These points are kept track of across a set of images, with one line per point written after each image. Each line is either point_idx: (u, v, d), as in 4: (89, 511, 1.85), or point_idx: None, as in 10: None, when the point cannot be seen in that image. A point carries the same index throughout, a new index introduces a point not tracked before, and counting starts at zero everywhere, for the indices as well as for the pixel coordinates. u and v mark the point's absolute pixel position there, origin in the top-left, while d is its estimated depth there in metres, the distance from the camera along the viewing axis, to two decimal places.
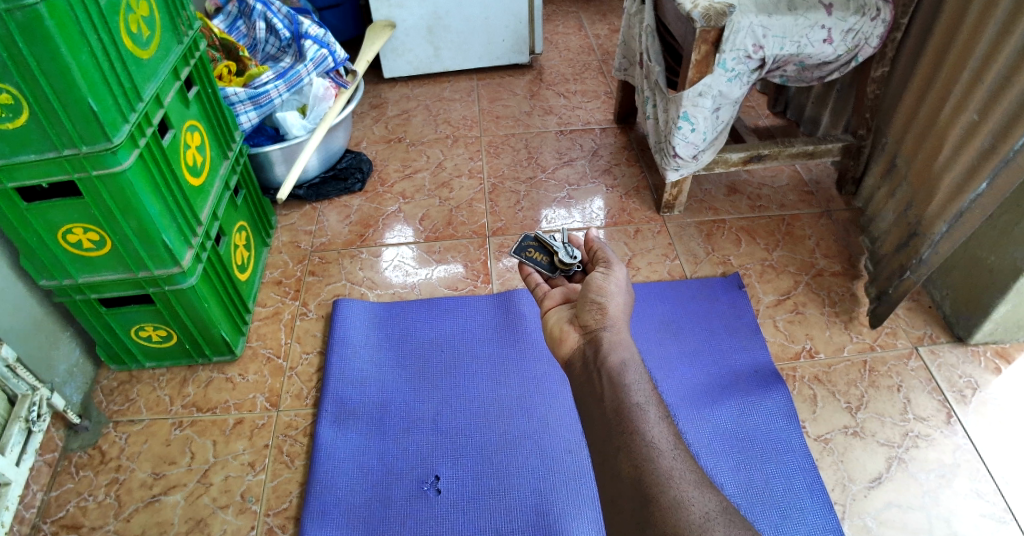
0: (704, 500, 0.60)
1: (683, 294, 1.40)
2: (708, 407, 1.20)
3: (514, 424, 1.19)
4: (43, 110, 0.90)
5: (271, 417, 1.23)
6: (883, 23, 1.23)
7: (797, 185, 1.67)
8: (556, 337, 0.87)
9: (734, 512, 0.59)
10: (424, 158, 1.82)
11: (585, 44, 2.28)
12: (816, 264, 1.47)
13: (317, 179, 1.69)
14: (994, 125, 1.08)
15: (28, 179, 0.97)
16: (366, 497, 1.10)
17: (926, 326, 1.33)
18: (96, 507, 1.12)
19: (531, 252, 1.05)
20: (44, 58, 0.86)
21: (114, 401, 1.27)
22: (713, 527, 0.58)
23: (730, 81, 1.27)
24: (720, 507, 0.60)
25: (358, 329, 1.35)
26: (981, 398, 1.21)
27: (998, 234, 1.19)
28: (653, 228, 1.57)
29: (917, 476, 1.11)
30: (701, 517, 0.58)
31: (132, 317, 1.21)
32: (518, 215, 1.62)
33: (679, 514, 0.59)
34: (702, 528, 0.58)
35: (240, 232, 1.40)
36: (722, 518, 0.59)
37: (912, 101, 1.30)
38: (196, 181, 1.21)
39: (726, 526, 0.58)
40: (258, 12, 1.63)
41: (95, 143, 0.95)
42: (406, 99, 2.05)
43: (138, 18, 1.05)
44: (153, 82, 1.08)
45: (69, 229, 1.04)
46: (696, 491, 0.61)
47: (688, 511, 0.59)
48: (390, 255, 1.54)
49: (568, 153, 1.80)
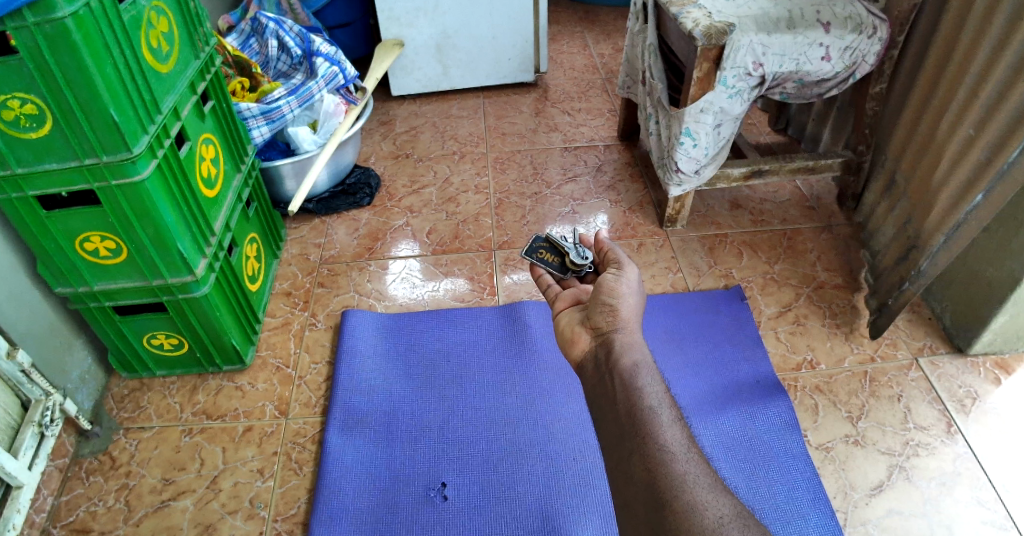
0: (718, 505, 0.62)
1: (686, 307, 1.42)
2: (712, 415, 1.22)
3: (520, 432, 1.20)
4: (67, 120, 0.93)
5: (280, 425, 1.25)
6: (880, 41, 1.27)
7: (798, 200, 1.70)
8: (569, 338, 0.89)
9: (748, 517, 0.61)
10: (431, 173, 1.85)
11: (590, 63, 2.33)
12: (817, 277, 1.49)
13: (326, 194, 1.73)
14: (989, 139, 1.10)
15: (48, 186, 1.00)
16: (372, 503, 1.12)
17: (926, 337, 1.35)
18: (106, 512, 1.13)
19: (542, 253, 1.08)
20: (70, 69, 0.89)
21: (125, 408, 1.29)
22: (727, 531, 0.59)
23: (731, 98, 1.30)
24: (735, 512, 0.61)
25: (367, 339, 1.37)
26: (981, 408, 1.22)
27: (995, 246, 1.21)
28: (657, 242, 1.60)
29: (918, 484, 1.12)
30: (715, 522, 0.60)
31: (145, 324, 1.24)
32: (524, 229, 1.65)
33: (693, 519, 0.60)
34: (717, 531, 0.59)
35: (251, 243, 1.43)
36: (736, 522, 0.60)
37: (910, 116, 1.34)
38: (210, 192, 1.25)
39: (741, 530, 0.59)
40: (272, 30, 1.68)
41: (116, 152, 0.98)
42: (414, 116, 2.09)
43: (159, 33, 1.09)
44: (171, 95, 1.12)
45: (87, 236, 1.07)
46: (710, 496, 0.63)
47: (704, 515, 0.61)
48: (397, 267, 1.56)
49: (573, 169, 1.84)
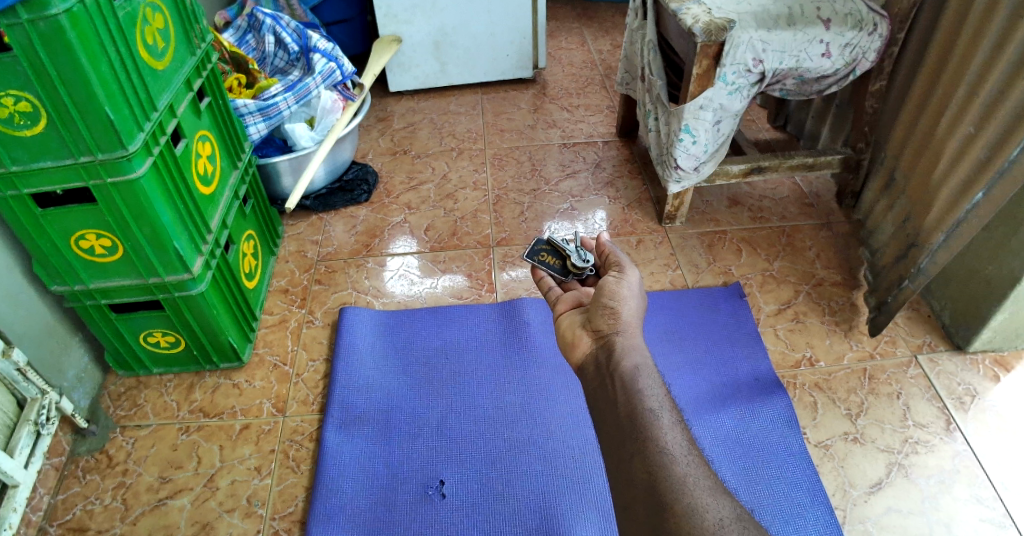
0: (718, 507, 0.61)
1: (685, 304, 1.42)
2: (711, 413, 1.21)
3: (519, 430, 1.20)
4: (62, 118, 0.93)
5: (278, 423, 1.24)
6: (880, 38, 1.26)
7: (797, 197, 1.70)
8: (569, 341, 0.88)
9: (748, 520, 0.61)
10: (429, 170, 1.84)
11: (588, 59, 2.32)
12: (816, 274, 1.49)
13: (323, 191, 1.72)
14: (990, 137, 1.10)
15: (44, 185, 0.99)
16: (370, 501, 1.11)
17: (926, 335, 1.35)
18: (103, 510, 1.13)
19: (544, 256, 1.08)
20: (65, 67, 0.88)
21: (121, 406, 1.28)
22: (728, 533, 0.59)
23: (730, 95, 1.30)
24: (734, 514, 0.61)
25: (365, 336, 1.36)
26: (980, 405, 1.22)
27: (995, 244, 1.20)
28: (656, 239, 1.59)
29: (917, 481, 1.12)
30: (715, 523, 0.60)
31: (142, 322, 1.23)
32: (522, 226, 1.64)
33: (694, 521, 0.60)
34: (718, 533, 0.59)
35: (248, 240, 1.42)
36: (736, 525, 0.60)
37: (910, 114, 1.33)
38: (207, 190, 1.24)
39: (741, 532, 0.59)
40: (268, 26, 1.67)
41: (112, 150, 0.97)
42: (412, 112, 2.08)
43: (154, 30, 1.08)
44: (167, 93, 1.11)
45: (83, 234, 1.07)
46: (710, 498, 0.62)
47: (704, 517, 0.60)
48: (395, 264, 1.56)
49: (572, 165, 1.83)
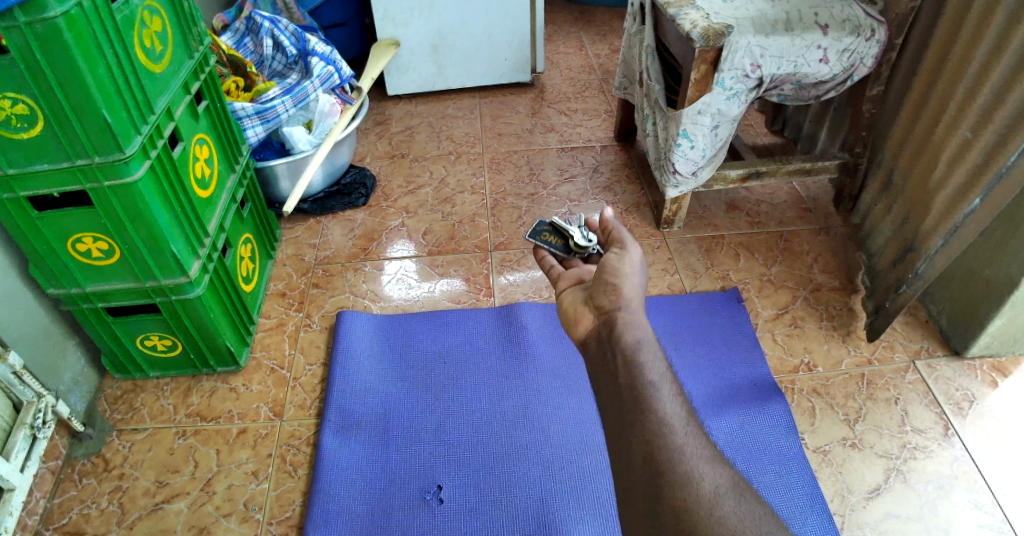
0: (715, 475, 0.61)
1: (683, 308, 1.42)
2: (709, 418, 1.21)
3: (516, 434, 1.20)
4: (59, 121, 0.92)
5: (275, 427, 1.24)
6: (877, 43, 1.27)
7: (794, 202, 1.70)
8: (571, 319, 0.88)
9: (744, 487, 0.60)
10: (427, 173, 1.84)
11: (586, 64, 2.32)
12: (814, 279, 1.49)
13: (321, 194, 1.72)
14: (987, 142, 1.10)
15: (41, 187, 0.99)
16: (368, 505, 1.11)
17: (923, 340, 1.35)
18: (99, 514, 1.12)
19: (547, 237, 1.09)
20: (63, 70, 0.88)
21: (118, 410, 1.27)
22: None
23: (728, 100, 1.30)
24: (730, 481, 0.61)
25: (362, 340, 1.36)
26: (978, 411, 1.22)
27: (992, 249, 1.21)
28: (654, 243, 1.59)
29: (915, 487, 1.12)
30: (711, 492, 0.59)
31: (139, 326, 1.23)
32: (520, 229, 1.64)
33: None
34: None
35: (246, 243, 1.42)
36: (731, 493, 0.59)
37: (908, 119, 1.33)
38: (205, 193, 1.24)
39: None
40: (266, 29, 1.66)
41: (109, 153, 0.97)
42: (410, 116, 2.09)
43: (152, 33, 1.08)
44: (165, 96, 1.11)
45: (79, 237, 1.06)
46: (708, 466, 0.62)
47: None
48: (393, 268, 1.55)
49: (570, 169, 1.84)
